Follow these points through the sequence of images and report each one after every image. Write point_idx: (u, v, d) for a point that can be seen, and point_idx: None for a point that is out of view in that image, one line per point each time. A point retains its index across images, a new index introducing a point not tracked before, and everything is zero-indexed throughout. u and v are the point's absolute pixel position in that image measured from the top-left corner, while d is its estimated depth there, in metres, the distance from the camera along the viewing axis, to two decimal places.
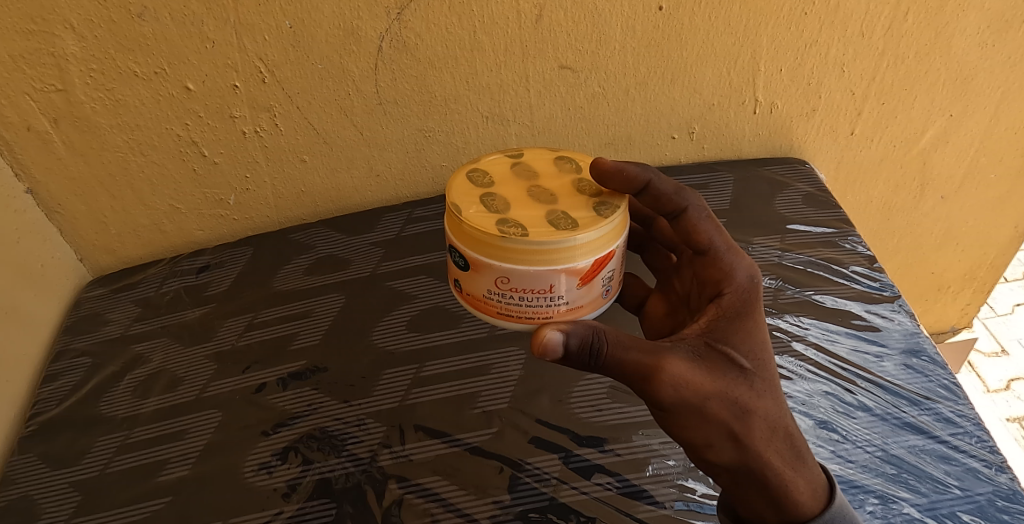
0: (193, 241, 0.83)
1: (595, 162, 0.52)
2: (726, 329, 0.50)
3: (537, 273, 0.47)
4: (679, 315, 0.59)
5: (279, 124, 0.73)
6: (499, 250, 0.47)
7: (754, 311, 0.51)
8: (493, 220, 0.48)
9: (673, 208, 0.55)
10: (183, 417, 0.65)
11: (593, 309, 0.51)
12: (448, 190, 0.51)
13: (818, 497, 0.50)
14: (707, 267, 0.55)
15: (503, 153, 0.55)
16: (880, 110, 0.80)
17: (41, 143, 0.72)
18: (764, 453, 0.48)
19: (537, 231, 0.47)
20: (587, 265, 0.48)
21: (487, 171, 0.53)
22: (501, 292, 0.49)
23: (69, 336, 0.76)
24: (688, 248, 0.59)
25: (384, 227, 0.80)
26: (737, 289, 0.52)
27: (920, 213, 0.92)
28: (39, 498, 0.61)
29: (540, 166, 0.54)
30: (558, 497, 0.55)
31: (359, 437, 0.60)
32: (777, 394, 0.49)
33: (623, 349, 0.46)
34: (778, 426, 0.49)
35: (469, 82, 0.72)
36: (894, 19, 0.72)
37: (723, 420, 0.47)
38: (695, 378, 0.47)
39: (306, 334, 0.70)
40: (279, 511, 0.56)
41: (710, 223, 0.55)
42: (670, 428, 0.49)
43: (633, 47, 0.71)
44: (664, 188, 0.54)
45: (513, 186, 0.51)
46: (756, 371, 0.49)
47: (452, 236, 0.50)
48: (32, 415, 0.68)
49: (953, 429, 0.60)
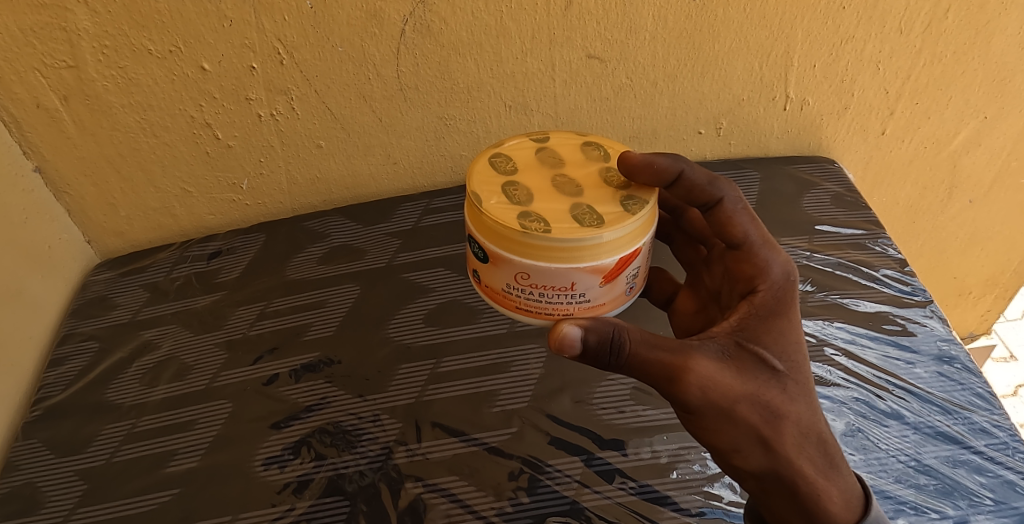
0: (204, 225, 0.81)
1: (623, 155, 0.48)
2: (757, 328, 0.47)
3: (558, 270, 0.44)
4: (709, 312, 0.56)
5: (296, 108, 0.71)
6: (520, 246, 0.44)
7: (789, 310, 0.48)
8: (514, 213, 0.45)
9: (708, 200, 0.51)
10: (193, 407, 0.63)
11: (615, 306, 0.48)
12: (468, 177, 0.48)
13: (853, 508, 0.47)
14: (740, 262, 0.51)
15: (527, 137, 0.52)
16: (913, 111, 0.78)
17: (51, 121, 0.70)
18: (796, 460, 0.46)
19: (560, 227, 0.44)
20: (611, 263, 0.45)
21: (510, 157, 0.50)
22: (520, 287, 0.46)
23: (76, 319, 0.74)
24: (720, 241, 0.55)
25: (401, 216, 0.78)
26: (772, 286, 0.49)
27: (946, 217, 0.90)
28: (44, 486, 0.60)
29: (566, 153, 0.50)
30: (580, 501, 0.53)
31: (374, 433, 0.58)
32: (811, 399, 0.47)
33: (647, 348, 0.43)
34: (811, 432, 0.46)
35: (493, 69, 0.70)
36: (934, 16, 0.70)
37: (753, 425, 0.45)
38: (724, 380, 0.44)
39: (320, 324, 0.68)
40: (291, 508, 0.54)
41: (746, 214, 0.51)
42: (695, 431, 0.47)
43: (664, 38, 0.69)
44: (697, 178, 0.50)
45: (536, 175, 0.48)
46: (789, 374, 0.46)
47: (472, 226, 0.47)
48: (37, 400, 0.67)
49: (988, 439, 0.58)
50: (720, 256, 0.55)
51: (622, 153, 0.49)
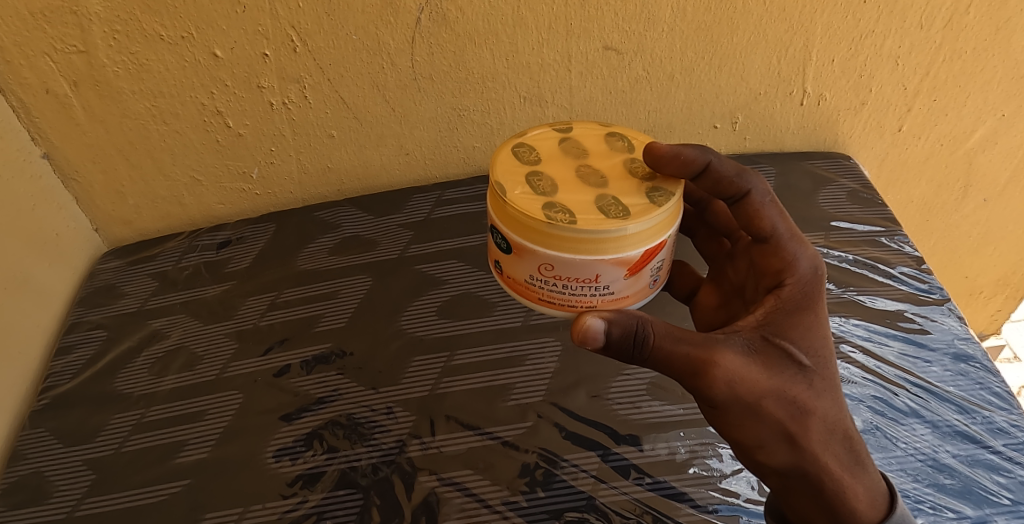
0: (213, 215, 0.81)
1: (650, 146, 0.47)
2: (784, 322, 0.47)
3: (582, 262, 0.43)
4: (731, 307, 0.55)
5: (308, 96, 0.70)
6: (545, 237, 0.43)
7: (816, 305, 0.48)
8: (539, 203, 0.44)
9: (735, 192, 0.50)
10: (203, 398, 0.63)
11: (639, 299, 0.47)
12: (492, 166, 0.47)
13: (878, 506, 0.46)
14: (766, 256, 0.50)
15: (551, 127, 0.51)
16: (931, 108, 0.77)
17: (60, 107, 0.69)
18: (821, 456, 0.45)
19: (586, 218, 0.43)
20: (637, 255, 0.44)
21: (534, 147, 0.49)
22: (544, 278, 0.45)
23: (83, 308, 0.74)
24: (746, 234, 0.54)
25: (412, 208, 0.78)
26: (800, 280, 0.48)
27: (960, 216, 0.89)
28: (52, 475, 0.59)
29: (590, 144, 0.50)
30: (596, 496, 0.52)
31: (387, 426, 0.57)
32: (837, 395, 0.47)
33: (672, 341, 0.42)
34: (837, 428, 0.46)
35: (509, 59, 0.69)
36: (955, 11, 0.69)
37: (778, 420, 0.45)
38: (751, 374, 0.44)
39: (332, 315, 0.67)
40: (303, 500, 0.54)
41: (774, 208, 0.50)
42: (719, 426, 0.46)
43: (682, 30, 0.68)
44: (725, 170, 0.49)
45: (561, 165, 0.48)
46: (815, 369, 0.46)
47: (495, 217, 0.46)
48: (44, 388, 0.66)
49: (1006, 439, 0.58)
50: (744, 250, 0.55)
51: (648, 144, 0.48)
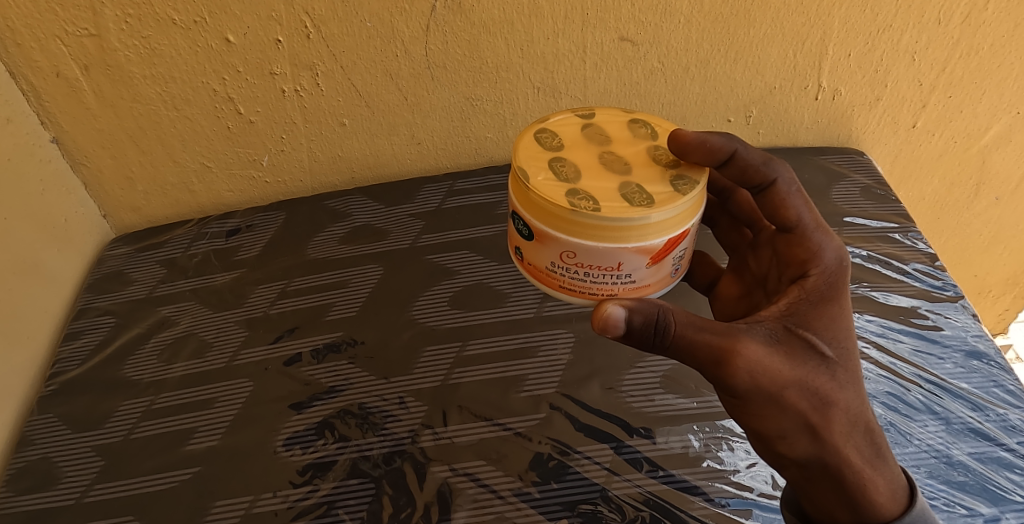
0: (222, 202, 0.80)
1: (675, 133, 0.47)
2: (807, 313, 0.47)
3: (605, 250, 0.43)
4: (753, 298, 0.55)
5: (321, 84, 0.69)
6: (568, 224, 0.43)
7: (841, 297, 0.48)
8: (563, 190, 0.44)
9: (761, 181, 0.50)
10: (212, 385, 0.62)
11: (660, 288, 0.47)
12: (514, 151, 0.47)
13: (899, 499, 0.46)
14: (792, 246, 0.50)
15: (573, 112, 0.51)
16: (946, 104, 0.77)
17: (70, 91, 0.68)
18: (843, 448, 0.45)
19: (610, 206, 0.43)
20: (660, 244, 0.44)
21: (556, 132, 0.49)
22: (565, 266, 0.45)
23: (91, 294, 0.73)
24: (770, 224, 0.54)
25: (423, 198, 0.77)
26: (825, 271, 0.48)
27: (972, 213, 0.89)
28: (60, 461, 0.59)
29: (613, 130, 0.49)
30: (609, 488, 0.52)
31: (398, 416, 0.57)
32: (860, 387, 0.46)
33: (694, 330, 0.42)
34: (859, 421, 0.46)
35: (523, 49, 0.68)
36: (974, 6, 0.69)
37: (801, 412, 0.44)
38: (774, 365, 0.44)
39: (342, 304, 0.67)
40: (314, 488, 0.53)
41: (800, 198, 0.50)
42: (742, 417, 0.46)
43: (698, 22, 0.68)
44: (752, 158, 0.49)
45: (584, 152, 0.47)
46: (839, 361, 0.46)
47: (517, 202, 0.46)
48: (52, 374, 0.66)
49: (1019, 436, 0.57)
50: (768, 240, 0.54)
51: (673, 132, 0.48)
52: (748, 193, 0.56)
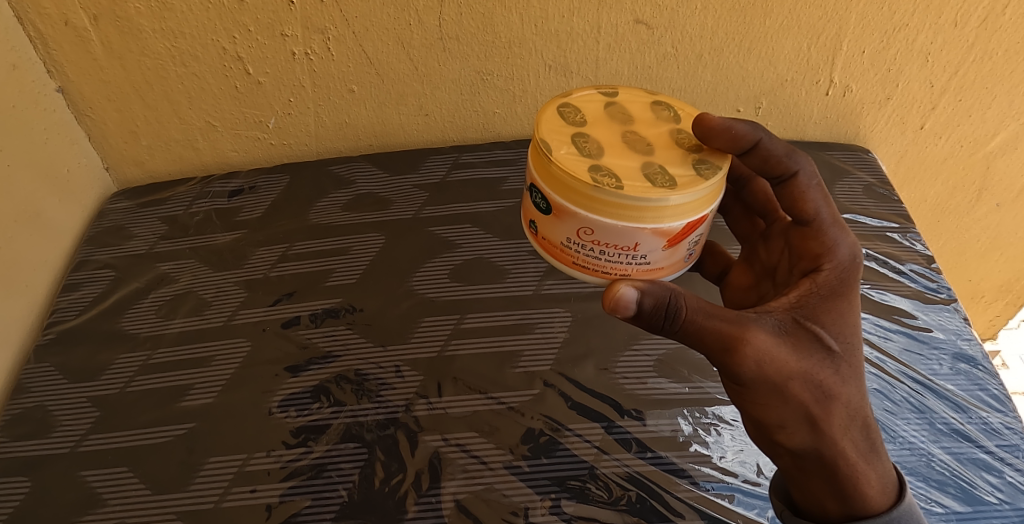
0: (226, 162, 0.80)
1: (700, 117, 0.47)
2: (817, 307, 0.47)
3: (623, 229, 0.44)
4: (761, 288, 0.55)
5: (332, 49, 0.69)
6: (588, 200, 0.43)
7: (850, 292, 0.48)
8: (585, 165, 0.44)
9: (782, 172, 0.50)
10: (209, 343, 0.63)
11: (673, 272, 0.48)
12: (538, 124, 0.47)
13: (888, 493, 0.47)
14: (806, 239, 0.51)
15: (596, 90, 0.51)
16: (956, 107, 0.76)
17: (78, 40, 0.68)
18: (839, 441, 0.46)
19: (632, 185, 0.43)
20: (677, 228, 0.44)
21: (579, 108, 0.49)
22: (581, 243, 0.46)
23: (91, 246, 0.73)
24: (786, 216, 0.54)
25: (428, 169, 0.77)
26: (837, 266, 0.49)
27: (971, 219, 0.89)
28: (56, 409, 0.59)
29: (636, 111, 0.49)
30: (598, 467, 0.53)
31: (393, 385, 0.58)
32: (861, 382, 0.47)
33: (703, 316, 0.43)
34: (858, 416, 0.47)
35: (537, 26, 0.68)
36: (991, 10, 0.68)
37: (803, 403, 0.45)
38: (781, 355, 0.45)
39: (343, 270, 0.67)
40: (308, 450, 0.54)
41: (818, 192, 0.50)
42: (743, 404, 0.47)
43: (715, 9, 0.67)
44: (775, 149, 0.49)
45: (607, 129, 0.47)
46: (843, 355, 0.46)
47: (538, 175, 0.46)
48: (50, 323, 0.66)
49: (999, 440, 0.58)
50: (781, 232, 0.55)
51: (697, 116, 0.48)
52: (766, 183, 0.57)
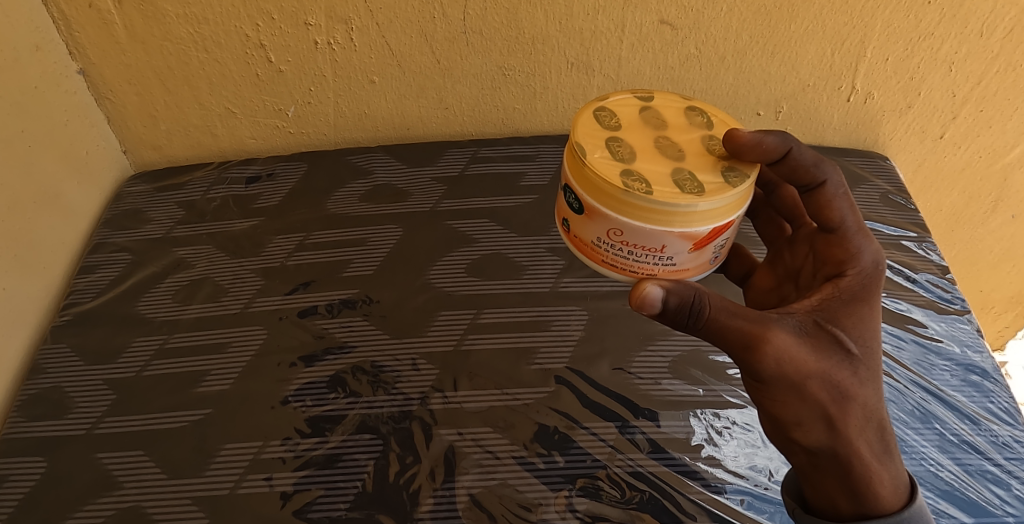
0: (244, 149, 0.80)
1: (730, 133, 0.47)
2: (838, 310, 0.47)
3: (651, 231, 0.44)
4: (784, 290, 0.55)
5: (354, 39, 0.69)
6: (618, 203, 0.44)
7: (871, 298, 0.48)
8: (617, 169, 0.44)
9: (810, 182, 0.50)
10: (226, 330, 0.63)
11: (698, 273, 0.48)
12: (573, 126, 0.47)
13: (900, 493, 0.47)
14: (830, 246, 0.51)
15: (632, 93, 0.51)
16: (976, 118, 0.76)
17: (101, 23, 0.68)
18: (854, 440, 0.47)
19: (662, 190, 0.43)
20: (704, 232, 0.44)
21: (614, 112, 0.49)
22: (610, 242, 0.46)
23: (108, 229, 0.73)
24: (812, 222, 0.54)
25: (446, 162, 0.77)
26: (860, 272, 0.49)
27: (985, 229, 0.89)
28: (73, 391, 0.60)
29: (670, 116, 0.49)
30: (611, 466, 0.53)
31: (411, 377, 0.58)
32: (877, 385, 0.47)
33: (727, 315, 0.43)
34: (872, 417, 0.47)
35: (562, 23, 0.68)
36: (1018, 22, 0.68)
37: (820, 401, 0.46)
38: (801, 355, 0.45)
39: (361, 261, 0.68)
40: (324, 440, 0.55)
41: (845, 201, 0.50)
42: (761, 400, 0.47)
43: (742, 11, 0.67)
44: (804, 158, 0.49)
45: (640, 134, 0.47)
46: (862, 358, 0.47)
47: (571, 176, 0.46)
48: (67, 305, 0.66)
49: (1009, 453, 0.58)
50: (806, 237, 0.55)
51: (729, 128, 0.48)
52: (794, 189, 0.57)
